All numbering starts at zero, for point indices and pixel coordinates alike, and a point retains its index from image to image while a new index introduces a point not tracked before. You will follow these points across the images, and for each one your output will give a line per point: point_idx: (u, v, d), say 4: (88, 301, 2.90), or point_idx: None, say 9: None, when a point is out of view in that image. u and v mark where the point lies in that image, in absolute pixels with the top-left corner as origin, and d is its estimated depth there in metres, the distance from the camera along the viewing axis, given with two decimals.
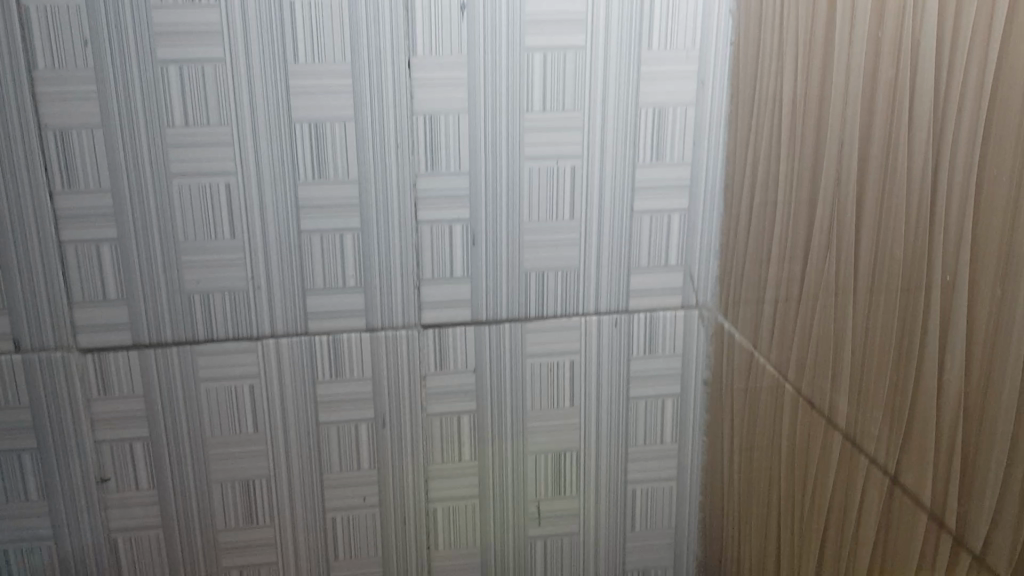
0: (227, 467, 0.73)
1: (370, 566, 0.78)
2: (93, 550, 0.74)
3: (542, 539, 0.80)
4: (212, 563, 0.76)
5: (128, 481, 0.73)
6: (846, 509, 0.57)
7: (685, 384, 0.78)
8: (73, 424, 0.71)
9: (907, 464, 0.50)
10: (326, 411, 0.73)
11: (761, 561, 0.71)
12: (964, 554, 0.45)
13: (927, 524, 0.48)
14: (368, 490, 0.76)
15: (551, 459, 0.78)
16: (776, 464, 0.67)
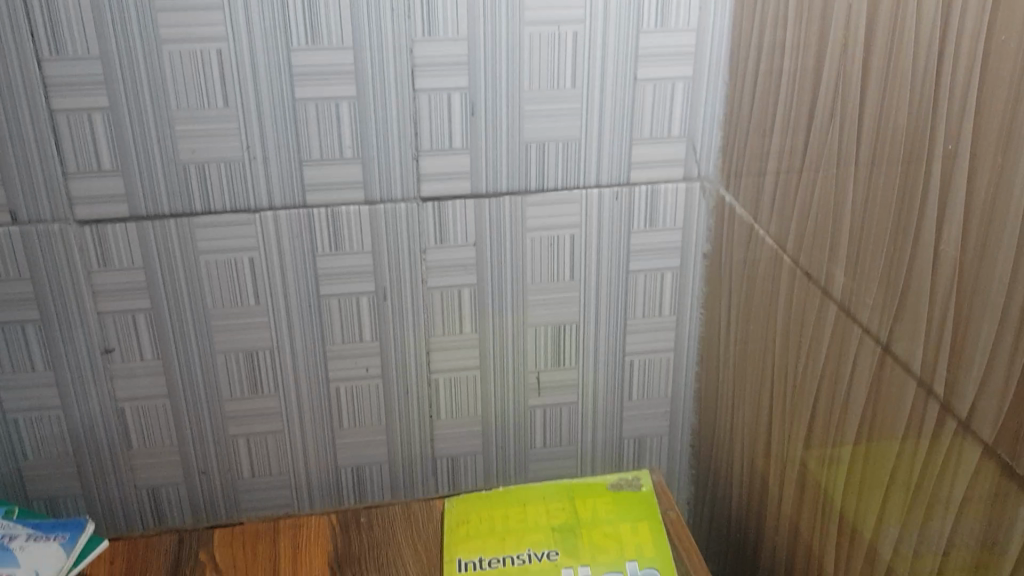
0: (230, 339, 0.74)
1: (372, 432, 0.80)
2: (102, 417, 0.75)
3: (541, 410, 0.83)
4: (219, 429, 0.78)
5: (132, 351, 0.74)
6: (839, 377, 0.58)
7: (684, 255, 0.78)
8: (74, 296, 0.71)
9: (900, 333, 0.51)
10: (326, 283, 0.73)
11: (755, 428, 0.73)
12: (950, 419, 0.47)
13: (917, 391, 0.49)
14: (369, 360, 0.77)
15: (551, 331, 0.79)
16: (772, 334, 0.68)
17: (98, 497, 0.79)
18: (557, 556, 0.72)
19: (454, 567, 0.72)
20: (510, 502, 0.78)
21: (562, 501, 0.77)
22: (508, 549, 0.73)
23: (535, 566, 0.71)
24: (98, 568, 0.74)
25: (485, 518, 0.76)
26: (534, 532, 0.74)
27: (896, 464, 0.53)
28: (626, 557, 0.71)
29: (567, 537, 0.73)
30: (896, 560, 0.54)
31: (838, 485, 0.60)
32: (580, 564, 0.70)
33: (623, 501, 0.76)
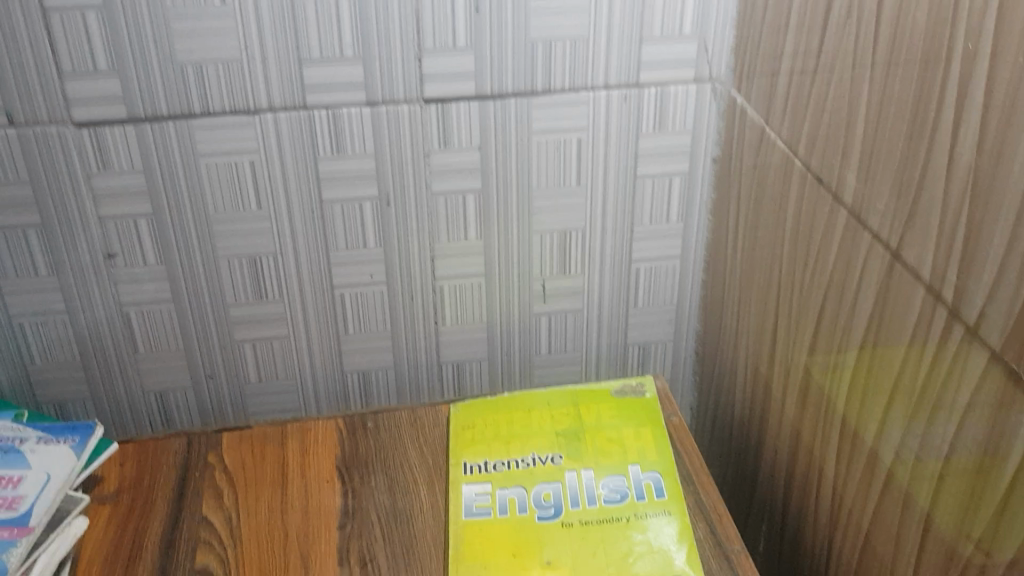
0: (233, 244, 0.74)
1: (377, 338, 0.80)
2: (107, 322, 0.76)
3: (546, 318, 0.83)
4: (224, 335, 0.78)
5: (134, 257, 0.73)
6: (846, 284, 0.58)
7: (693, 159, 0.77)
8: (75, 200, 0.70)
9: (910, 239, 0.50)
10: (329, 187, 0.72)
11: (760, 335, 0.73)
12: (958, 325, 0.46)
13: (925, 297, 0.49)
14: (373, 267, 0.77)
15: (556, 238, 0.78)
16: (779, 240, 0.67)
17: (107, 401, 0.79)
18: (561, 460, 0.72)
19: (459, 470, 0.73)
20: (514, 406, 0.78)
21: (566, 406, 0.78)
22: (512, 453, 0.74)
23: (540, 470, 0.72)
24: (109, 470, 0.75)
25: (490, 422, 0.77)
26: (538, 436, 0.75)
27: (901, 370, 0.52)
28: (629, 461, 0.72)
29: (571, 441, 0.74)
30: (898, 465, 0.54)
31: (841, 391, 0.60)
32: (583, 468, 0.71)
33: (626, 406, 0.77)
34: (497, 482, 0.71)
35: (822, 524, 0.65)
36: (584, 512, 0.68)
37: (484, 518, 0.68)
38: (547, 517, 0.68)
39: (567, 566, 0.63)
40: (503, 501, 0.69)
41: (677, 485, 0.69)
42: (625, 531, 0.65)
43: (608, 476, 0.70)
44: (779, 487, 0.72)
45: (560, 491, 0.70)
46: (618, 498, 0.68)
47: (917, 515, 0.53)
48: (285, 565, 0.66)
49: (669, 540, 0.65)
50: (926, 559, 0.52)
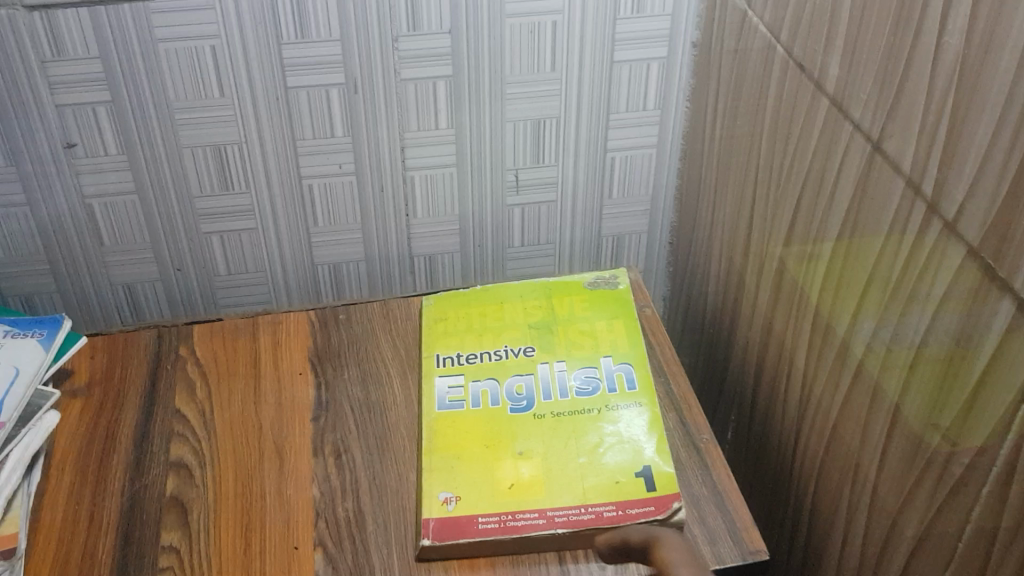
0: (197, 134, 0.71)
1: (349, 230, 0.79)
2: (71, 214, 0.73)
3: (519, 209, 0.81)
4: (191, 227, 0.76)
5: (95, 146, 0.70)
6: (824, 176, 0.57)
7: (672, 45, 0.74)
8: (29, 87, 0.66)
9: (892, 131, 0.49)
10: (294, 75, 0.69)
11: (735, 227, 0.72)
12: (935, 221, 0.46)
13: (904, 192, 0.48)
14: (342, 157, 0.74)
15: (530, 127, 0.76)
16: (759, 130, 0.66)
17: (73, 293, 0.78)
18: (534, 352, 0.73)
19: (432, 363, 0.73)
20: (488, 299, 0.78)
21: (540, 298, 0.77)
22: (485, 345, 0.74)
23: (513, 362, 0.72)
24: (80, 364, 0.74)
25: (463, 315, 0.77)
26: (511, 329, 0.75)
27: (877, 263, 0.52)
28: (602, 352, 0.72)
29: (543, 334, 0.74)
30: (868, 357, 0.55)
31: (815, 284, 0.60)
32: (556, 360, 0.72)
33: (600, 299, 0.77)
34: (471, 374, 0.71)
35: (790, 413, 0.66)
36: (556, 403, 0.68)
37: (458, 409, 0.69)
38: (520, 408, 0.68)
39: (539, 457, 0.64)
40: (476, 393, 0.70)
41: (648, 376, 0.70)
42: (597, 422, 0.66)
43: (580, 367, 0.71)
44: (749, 377, 0.73)
45: (533, 383, 0.70)
46: (590, 389, 0.69)
47: (885, 405, 0.53)
48: (260, 457, 0.67)
49: (641, 430, 0.65)
50: (891, 448, 0.53)
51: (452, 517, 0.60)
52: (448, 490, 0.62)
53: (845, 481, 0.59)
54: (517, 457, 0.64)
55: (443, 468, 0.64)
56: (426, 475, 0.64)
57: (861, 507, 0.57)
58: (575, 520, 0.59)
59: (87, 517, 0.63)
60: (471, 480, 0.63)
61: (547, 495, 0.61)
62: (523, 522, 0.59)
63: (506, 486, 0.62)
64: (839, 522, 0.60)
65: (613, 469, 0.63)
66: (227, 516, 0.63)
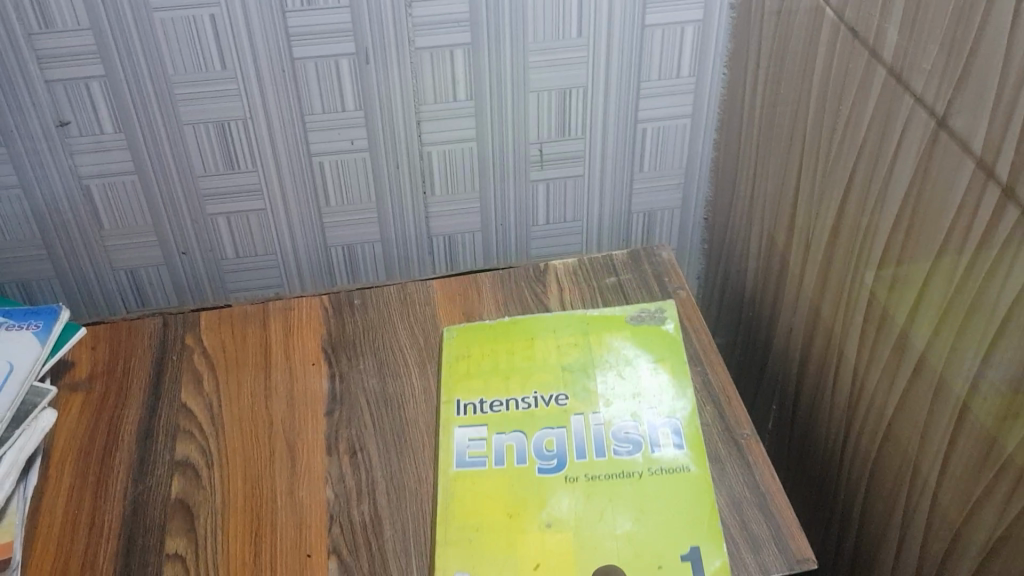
0: (199, 110, 0.66)
1: (363, 210, 0.74)
2: (67, 196, 0.69)
3: (543, 185, 0.76)
4: (195, 209, 0.72)
5: (90, 124, 0.66)
6: (881, 152, 0.52)
7: (708, 7, 0.68)
8: (15, 61, 0.62)
9: (960, 106, 0.43)
10: (300, 44, 0.64)
11: (779, 203, 0.67)
12: (1012, 207, 0.41)
13: (974, 173, 0.43)
14: (354, 132, 0.70)
15: (555, 98, 0.71)
16: (805, 99, 0.60)
17: (74, 280, 0.74)
18: (567, 402, 0.64)
19: (451, 410, 0.65)
20: (516, 334, 0.70)
21: (575, 333, 0.69)
22: (512, 392, 0.66)
23: (542, 413, 0.64)
24: (81, 355, 0.70)
25: (487, 352, 0.69)
26: (542, 371, 0.67)
27: (942, 251, 0.47)
28: (644, 404, 0.64)
29: (577, 378, 0.66)
30: (929, 351, 0.50)
31: (870, 268, 0.55)
32: (592, 411, 0.63)
33: (643, 329, 0.69)
34: (495, 426, 0.64)
35: (839, 409, 0.61)
36: (593, 464, 0.60)
37: (478, 469, 0.61)
38: (549, 470, 0.60)
39: (570, 530, 0.56)
40: (500, 450, 0.62)
41: (696, 427, 0.62)
42: (641, 489, 0.58)
43: (620, 421, 0.63)
44: (793, 365, 0.68)
45: (565, 438, 0.62)
46: (631, 449, 0.61)
47: (949, 405, 0.48)
48: (271, 456, 0.63)
49: (684, 493, 0.58)
50: (955, 453, 0.48)
51: None
52: (466, 569, 0.55)
53: (900, 484, 0.54)
54: (545, 530, 0.56)
55: (458, 540, 0.56)
56: (440, 549, 0.56)
57: (920, 513, 0.53)
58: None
59: (88, 522, 0.60)
60: (490, 556, 0.55)
61: (575, 574, 0.54)
62: None
63: (532, 566, 0.54)
64: (893, 526, 0.56)
65: (653, 537, 0.55)
66: (235, 521, 0.59)
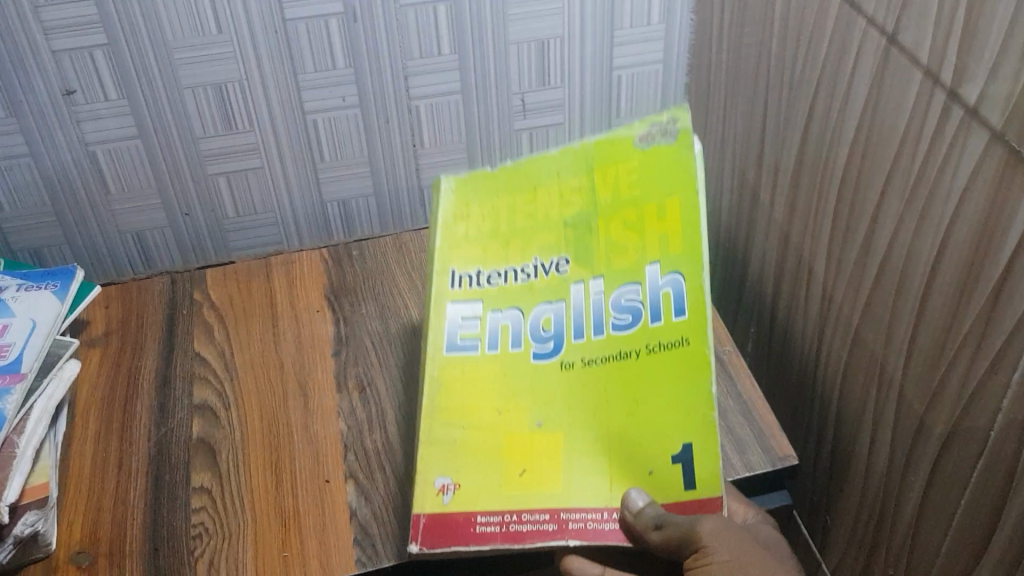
0: (197, 73, 0.70)
1: (355, 166, 0.78)
2: (75, 163, 0.72)
3: (526, 133, 0.80)
4: (197, 169, 0.75)
5: (94, 92, 0.69)
6: (838, 76, 0.56)
7: None
8: (22, 33, 0.65)
9: (908, 21, 0.48)
10: (292, 6, 0.68)
11: (747, 139, 0.72)
12: (957, 108, 0.45)
13: (922, 83, 0.48)
14: (345, 90, 0.73)
15: (535, 49, 0.75)
16: (767, 37, 0.65)
17: (83, 245, 0.78)
18: (567, 268, 0.61)
19: (444, 282, 0.61)
20: (517, 184, 0.65)
21: (579, 179, 0.63)
22: (512, 261, 0.62)
23: (542, 284, 0.61)
24: (95, 314, 0.74)
25: (489, 211, 0.64)
26: (544, 232, 0.63)
27: (896, 160, 0.52)
28: (647, 259, 0.59)
29: (580, 239, 0.62)
30: (890, 256, 0.54)
31: (832, 187, 0.60)
32: (593, 277, 0.60)
33: (652, 165, 0.61)
34: (490, 301, 0.61)
35: (811, 323, 0.66)
36: (589, 345, 0.57)
37: (470, 354, 0.58)
38: (544, 355, 0.58)
39: (561, 430, 0.55)
40: (494, 332, 0.59)
41: (699, 291, 0.56)
42: (636, 372, 0.56)
43: (620, 287, 0.59)
44: (768, 288, 0.73)
45: (563, 312, 0.59)
46: (628, 320, 0.57)
47: (909, 304, 0.53)
48: (283, 396, 0.67)
49: (682, 385, 0.55)
50: (916, 347, 0.53)
51: (447, 514, 0.52)
52: (447, 474, 0.54)
53: (871, 383, 0.59)
54: (534, 431, 0.55)
55: (443, 442, 0.55)
56: (424, 453, 0.54)
57: (889, 408, 0.58)
58: (593, 531, 0.51)
59: (116, 463, 0.63)
60: (475, 461, 0.54)
61: (565, 488, 0.53)
62: (530, 528, 0.51)
63: (516, 473, 0.54)
64: (866, 424, 0.61)
65: (641, 447, 0.54)
66: (256, 454, 0.63)
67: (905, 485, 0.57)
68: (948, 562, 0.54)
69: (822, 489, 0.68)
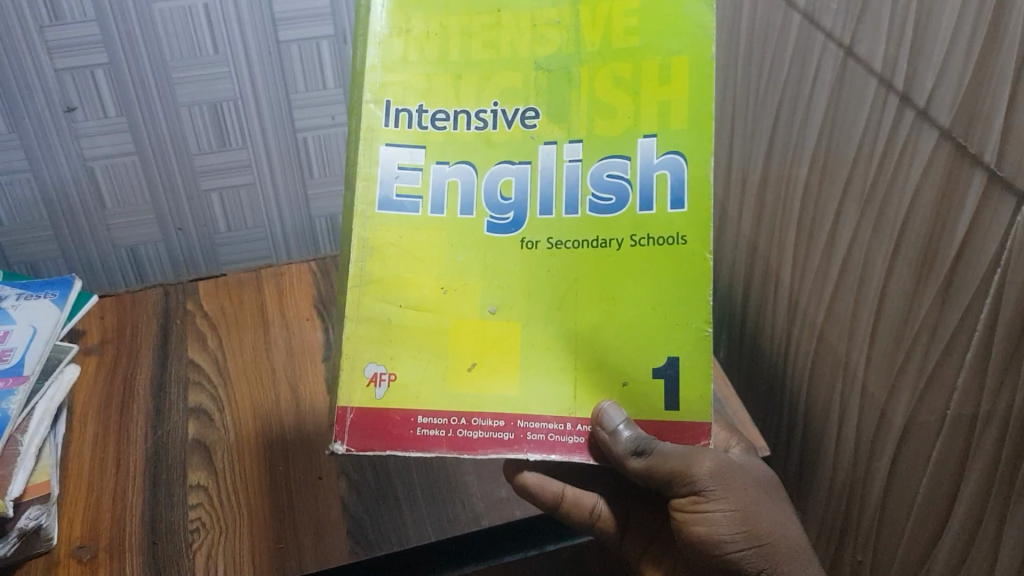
0: (193, 93, 0.73)
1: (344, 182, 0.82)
2: (72, 179, 0.75)
3: None
4: (190, 185, 0.78)
5: (94, 109, 0.72)
6: (799, 89, 0.60)
7: None
8: (27, 52, 0.68)
9: (863, 32, 0.52)
10: (285, 27, 0.72)
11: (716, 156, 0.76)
12: (909, 110, 0.50)
13: (877, 89, 0.52)
14: (335, 108, 0.77)
15: None
16: (733, 58, 0.69)
17: (77, 258, 0.80)
18: (536, 123, 0.50)
19: (378, 116, 0.50)
20: (478, 3, 0.51)
21: (561, 9, 0.50)
22: (463, 100, 0.50)
23: (502, 139, 0.50)
24: (90, 324, 0.77)
25: (440, 35, 0.51)
26: (506, 69, 0.51)
27: (854, 163, 0.56)
28: (640, 130, 0.49)
29: (555, 90, 0.50)
30: (850, 254, 0.58)
31: (795, 195, 0.64)
32: (570, 139, 0.50)
33: (655, 11, 0.50)
34: (434, 151, 0.50)
35: (779, 324, 0.70)
36: (558, 224, 0.50)
37: (409, 215, 0.50)
38: (501, 227, 0.50)
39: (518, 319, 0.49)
40: (439, 190, 0.50)
41: (702, 182, 0.48)
42: (619, 266, 0.49)
43: (601, 160, 0.49)
44: (738, 295, 0.77)
45: (528, 178, 0.50)
46: (613, 204, 0.49)
47: (869, 299, 0.57)
48: (276, 398, 0.70)
49: (666, 286, 0.49)
50: (877, 339, 0.57)
51: (380, 411, 0.48)
52: (380, 360, 0.49)
53: (836, 378, 0.63)
54: (485, 319, 0.49)
55: (377, 321, 0.49)
56: (352, 332, 0.49)
57: (853, 400, 0.61)
58: (554, 444, 0.48)
59: (114, 463, 0.65)
60: (414, 348, 0.49)
61: (521, 390, 0.49)
62: (476, 435, 0.48)
63: (465, 367, 0.49)
64: (833, 417, 0.64)
65: (616, 351, 0.49)
66: (250, 453, 0.65)
67: (870, 472, 0.61)
68: (910, 542, 0.57)
69: (793, 484, 0.72)
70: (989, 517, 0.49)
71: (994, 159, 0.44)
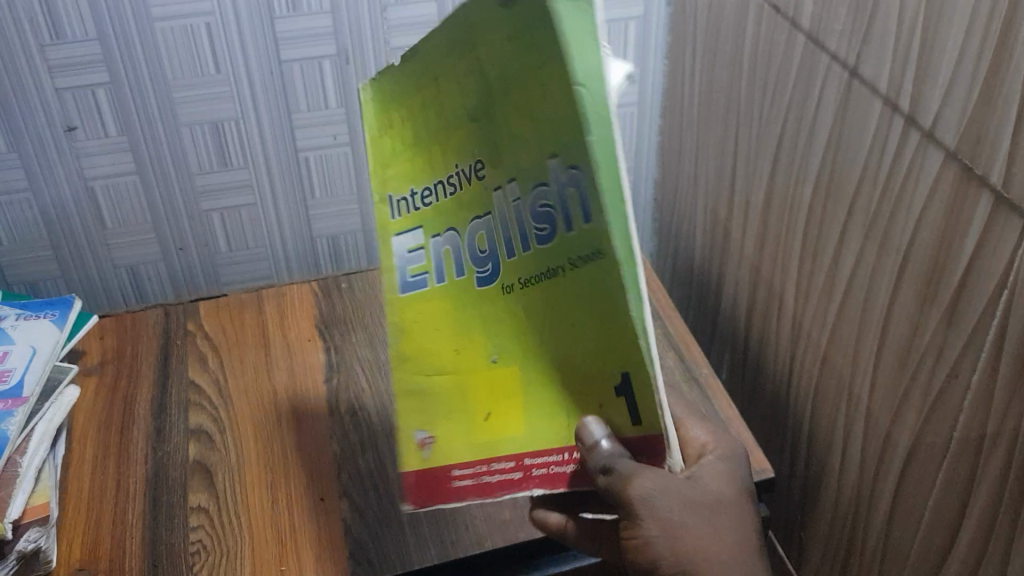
0: (195, 113, 0.73)
1: (346, 202, 0.82)
2: (73, 199, 0.75)
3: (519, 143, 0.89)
4: (191, 205, 0.78)
5: (94, 128, 0.72)
6: (803, 111, 0.60)
7: None
8: (28, 72, 0.68)
9: (867, 54, 0.53)
10: (287, 48, 0.71)
11: (718, 177, 0.76)
12: (914, 131, 0.50)
13: (882, 110, 0.52)
14: (336, 129, 0.77)
15: None
16: (736, 80, 0.69)
17: (77, 277, 0.80)
18: (485, 171, 0.45)
19: (383, 213, 0.51)
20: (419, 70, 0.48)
21: (464, 56, 0.44)
22: (437, 169, 0.49)
23: (467, 194, 0.47)
24: (91, 344, 0.76)
25: (407, 117, 0.50)
26: (455, 127, 0.46)
27: (859, 184, 0.56)
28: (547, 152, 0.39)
29: (484, 133, 0.44)
30: (855, 274, 0.58)
31: (799, 216, 0.64)
32: (506, 180, 0.44)
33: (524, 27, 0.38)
34: (430, 225, 0.50)
35: (783, 344, 0.70)
36: (521, 266, 0.44)
37: (423, 291, 0.50)
38: (485, 280, 0.47)
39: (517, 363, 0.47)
40: (441, 258, 0.49)
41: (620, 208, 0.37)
42: (566, 296, 0.42)
43: (532, 190, 0.42)
44: (741, 316, 0.76)
45: (492, 227, 0.46)
46: (546, 235, 0.41)
47: (874, 320, 0.57)
48: (277, 420, 0.69)
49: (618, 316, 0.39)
50: (882, 361, 0.57)
51: (432, 470, 0.51)
52: (423, 427, 0.51)
53: (840, 398, 0.62)
54: (490, 369, 0.49)
55: (416, 389, 0.51)
56: (399, 404, 0.52)
57: (857, 421, 0.61)
58: (558, 473, 0.49)
59: (114, 486, 0.64)
60: (445, 414, 0.51)
61: (523, 429, 0.49)
62: (496, 478, 0.50)
63: (483, 418, 0.50)
64: (837, 438, 0.64)
65: (592, 383, 0.44)
66: (250, 475, 0.65)
67: (875, 494, 0.60)
68: (916, 565, 0.57)
69: (797, 506, 0.71)
70: (996, 540, 0.49)
71: (1001, 181, 0.44)
